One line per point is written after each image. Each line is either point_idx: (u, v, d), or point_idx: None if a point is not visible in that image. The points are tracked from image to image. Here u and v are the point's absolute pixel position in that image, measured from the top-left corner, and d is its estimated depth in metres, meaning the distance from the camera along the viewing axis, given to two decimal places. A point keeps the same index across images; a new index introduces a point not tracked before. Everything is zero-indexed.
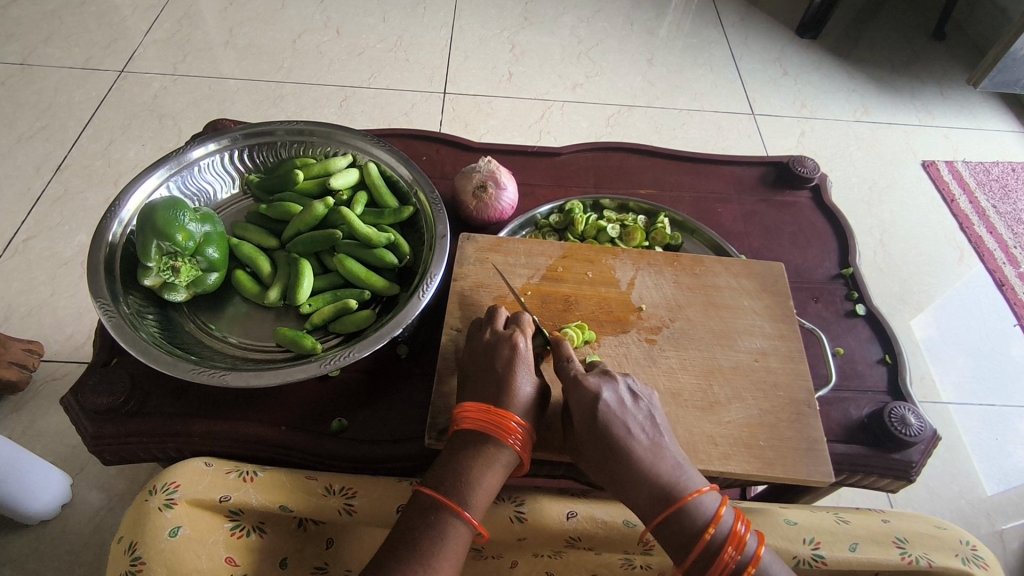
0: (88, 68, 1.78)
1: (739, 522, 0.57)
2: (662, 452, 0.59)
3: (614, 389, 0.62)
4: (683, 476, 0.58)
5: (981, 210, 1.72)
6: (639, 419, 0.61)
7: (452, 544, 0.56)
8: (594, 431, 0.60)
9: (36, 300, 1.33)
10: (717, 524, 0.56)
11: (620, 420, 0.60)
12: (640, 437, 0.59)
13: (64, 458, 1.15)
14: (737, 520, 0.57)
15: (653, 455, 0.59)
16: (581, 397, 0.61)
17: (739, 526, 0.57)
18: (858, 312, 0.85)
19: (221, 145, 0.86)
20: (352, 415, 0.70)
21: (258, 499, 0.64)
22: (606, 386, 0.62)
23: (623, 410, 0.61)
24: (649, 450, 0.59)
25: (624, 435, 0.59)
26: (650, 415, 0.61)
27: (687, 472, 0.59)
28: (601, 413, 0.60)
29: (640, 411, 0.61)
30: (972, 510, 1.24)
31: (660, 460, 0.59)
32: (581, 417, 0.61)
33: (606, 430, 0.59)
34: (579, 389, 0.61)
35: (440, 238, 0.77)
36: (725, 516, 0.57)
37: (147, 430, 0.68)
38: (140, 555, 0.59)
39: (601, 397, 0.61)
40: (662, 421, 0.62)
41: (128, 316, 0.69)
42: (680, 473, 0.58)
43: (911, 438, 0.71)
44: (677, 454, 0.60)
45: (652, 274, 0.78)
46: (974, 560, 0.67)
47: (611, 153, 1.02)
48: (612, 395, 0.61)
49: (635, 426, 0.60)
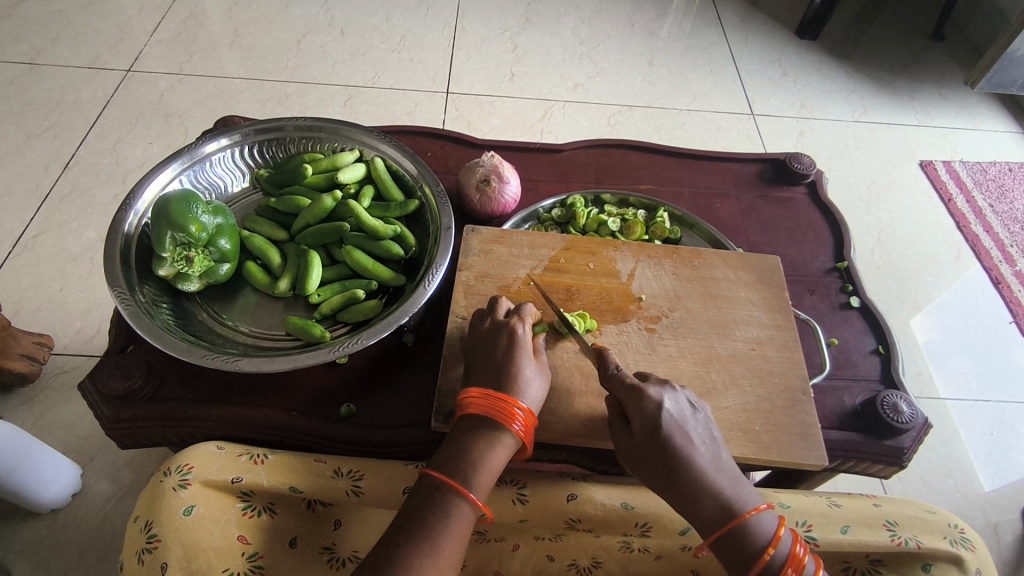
0: (96, 68, 1.81)
1: (797, 545, 0.60)
2: (721, 465, 0.61)
3: (675, 400, 0.62)
4: (740, 490, 0.60)
5: (978, 209, 1.74)
6: (699, 432, 0.62)
7: (456, 522, 0.58)
8: (660, 445, 0.60)
9: (46, 295, 1.36)
10: (777, 544, 0.59)
11: (682, 432, 0.61)
12: (703, 450, 0.61)
13: (74, 449, 1.17)
14: (795, 542, 0.60)
15: (715, 468, 0.60)
16: (644, 408, 0.61)
17: (798, 549, 0.59)
18: (853, 304, 0.87)
19: (232, 140, 0.89)
20: (360, 401, 0.72)
21: (268, 480, 0.66)
22: (666, 397, 0.62)
23: (686, 422, 0.61)
24: (710, 463, 0.60)
25: (689, 449, 0.60)
26: (707, 428, 0.62)
27: (742, 487, 0.61)
28: (667, 425, 0.60)
29: (699, 423, 0.62)
30: (967, 504, 1.26)
31: (719, 474, 0.60)
32: (643, 430, 0.61)
33: (673, 444, 0.60)
34: (640, 399, 0.61)
35: (445, 230, 0.79)
36: (784, 538, 0.60)
37: (161, 415, 0.70)
38: (156, 532, 0.61)
39: (664, 410, 0.61)
40: (715, 432, 0.63)
41: (143, 304, 0.71)
42: (737, 486, 0.60)
43: (903, 424, 0.73)
44: (731, 466, 0.62)
45: (651, 266, 0.81)
46: (962, 543, 0.69)
47: (612, 149, 1.04)
48: (674, 405, 0.62)
49: (697, 438, 0.61)
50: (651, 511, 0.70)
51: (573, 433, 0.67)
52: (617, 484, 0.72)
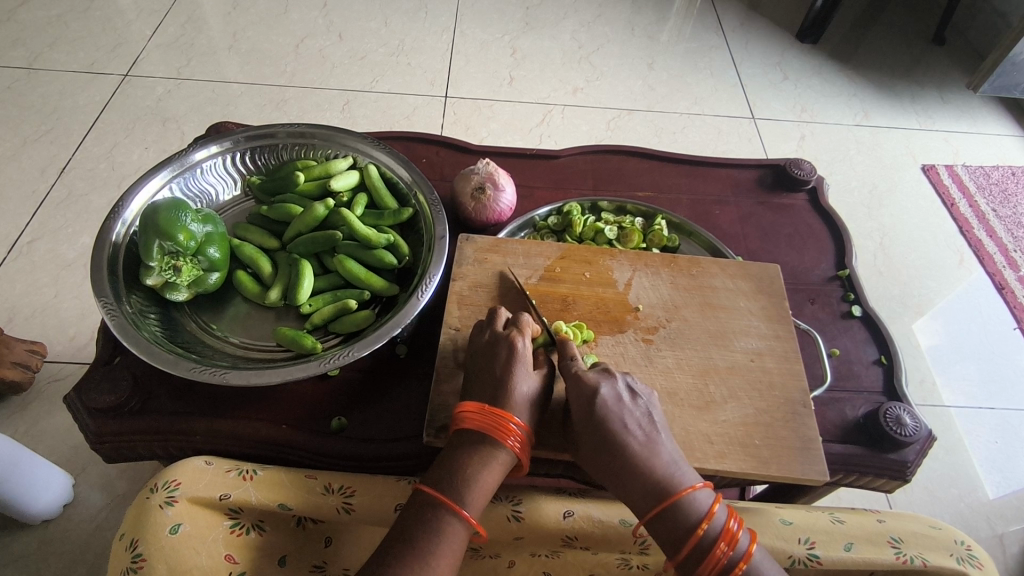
0: (93, 73, 1.80)
1: (732, 520, 0.58)
2: (655, 447, 0.60)
3: (613, 384, 0.63)
4: (677, 471, 0.59)
5: (981, 214, 1.72)
6: (636, 416, 0.61)
7: (449, 541, 0.57)
8: (593, 425, 0.61)
9: (40, 301, 1.35)
10: (710, 520, 0.57)
11: (615, 416, 0.61)
12: (636, 433, 0.60)
13: (67, 458, 1.16)
14: (729, 517, 0.58)
15: (648, 451, 0.60)
16: (578, 391, 0.62)
17: (731, 524, 0.57)
18: (854, 313, 0.85)
19: (223, 147, 0.87)
20: (352, 414, 0.71)
21: (257, 496, 0.65)
22: (603, 382, 0.62)
23: (620, 405, 0.61)
24: (643, 446, 0.60)
25: (620, 430, 0.60)
26: (647, 412, 0.62)
27: (681, 468, 0.60)
28: (597, 407, 0.61)
29: (637, 408, 0.62)
30: (972, 514, 1.24)
31: (653, 455, 0.59)
32: (578, 411, 0.62)
33: (603, 425, 0.60)
34: (576, 384, 0.63)
35: (439, 239, 0.78)
36: (718, 513, 0.58)
37: (148, 428, 0.68)
38: (142, 552, 0.59)
39: (598, 393, 0.61)
40: (659, 418, 0.63)
41: (130, 315, 0.70)
42: (674, 468, 0.59)
43: (907, 437, 0.72)
44: (673, 450, 0.61)
45: (648, 275, 0.79)
46: (969, 560, 0.68)
47: (610, 156, 1.03)
48: (610, 389, 0.62)
49: (631, 421, 0.61)
50: None
51: (568, 448, 0.65)
52: (614, 500, 0.71)
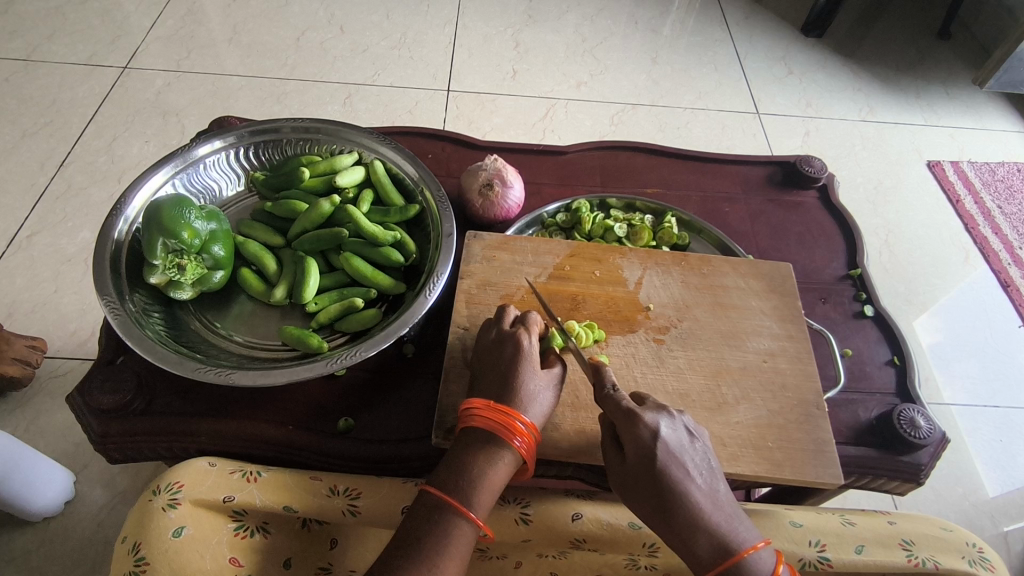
0: (91, 65, 1.78)
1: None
2: (717, 499, 0.58)
3: (672, 428, 0.60)
4: (738, 526, 0.58)
5: (986, 211, 1.71)
6: (696, 463, 0.59)
7: (456, 543, 0.56)
8: (652, 473, 0.57)
9: (40, 297, 1.33)
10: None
11: (679, 464, 0.58)
12: (698, 482, 0.58)
13: (68, 454, 1.15)
14: None
15: (711, 503, 0.58)
16: (636, 436, 0.58)
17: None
18: (866, 313, 0.84)
19: (226, 142, 0.86)
20: (358, 415, 0.70)
21: (262, 500, 0.64)
22: (662, 424, 0.59)
23: (682, 452, 0.59)
24: (706, 498, 0.58)
25: (685, 481, 0.57)
26: (706, 458, 0.60)
27: (741, 522, 0.58)
28: (660, 456, 0.57)
29: (697, 454, 0.59)
30: (976, 512, 1.24)
31: (717, 509, 0.58)
32: (637, 459, 0.58)
33: (667, 476, 0.57)
34: (635, 426, 0.58)
35: (447, 236, 0.76)
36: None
37: (152, 429, 0.67)
38: (145, 555, 0.58)
39: (660, 438, 0.58)
40: (715, 463, 0.61)
41: (133, 314, 0.69)
42: (734, 523, 0.58)
43: (921, 439, 0.71)
44: (730, 500, 0.59)
45: (659, 273, 0.78)
46: (981, 563, 0.67)
47: (618, 152, 1.02)
48: (670, 434, 0.59)
49: (693, 470, 0.58)
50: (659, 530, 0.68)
51: (579, 451, 0.64)
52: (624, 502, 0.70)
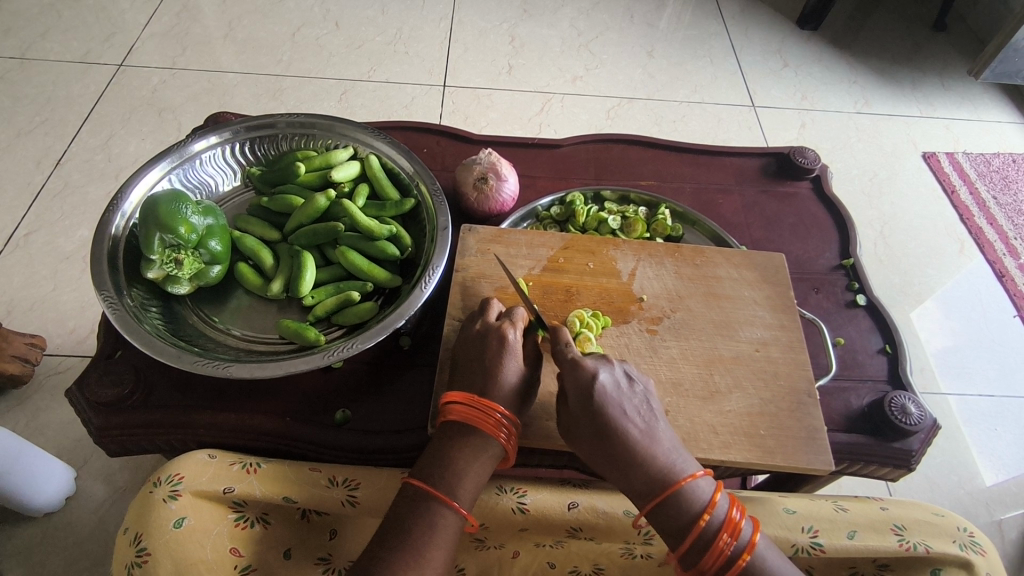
0: (87, 63, 1.78)
1: (734, 509, 0.58)
2: (655, 435, 0.59)
3: (611, 372, 0.62)
4: (677, 458, 0.59)
5: (981, 202, 1.71)
6: (635, 403, 0.61)
7: (441, 534, 0.56)
8: (592, 414, 0.59)
9: (38, 294, 1.34)
10: (713, 509, 0.57)
11: (617, 404, 0.60)
12: (634, 420, 0.60)
13: (68, 450, 1.16)
14: (732, 506, 0.58)
15: (648, 439, 0.59)
16: (578, 379, 0.61)
17: (734, 512, 0.57)
18: (859, 302, 0.85)
19: (222, 138, 0.86)
20: (356, 406, 0.70)
21: (262, 490, 0.64)
22: (603, 368, 0.62)
23: (620, 393, 0.61)
24: (646, 434, 0.59)
25: (622, 419, 0.59)
26: (645, 399, 0.62)
27: (680, 456, 0.59)
28: (598, 394, 0.60)
29: (636, 395, 0.61)
30: (971, 500, 1.25)
31: (654, 444, 0.59)
32: (577, 398, 0.60)
33: (604, 415, 0.59)
34: (576, 370, 0.61)
35: (442, 230, 0.77)
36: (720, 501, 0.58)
37: (151, 422, 0.68)
38: (146, 546, 0.59)
39: (599, 380, 0.60)
40: (655, 405, 0.62)
41: (131, 308, 0.69)
42: (674, 456, 0.59)
43: (911, 426, 0.72)
44: (669, 436, 0.60)
45: (652, 265, 0.79)
46: (971, 547, 0.67)
47: (612, 144, 1.02)
48: (609, 377, 0.61)
49: (630, 408, 0.60)
50: None
51: None
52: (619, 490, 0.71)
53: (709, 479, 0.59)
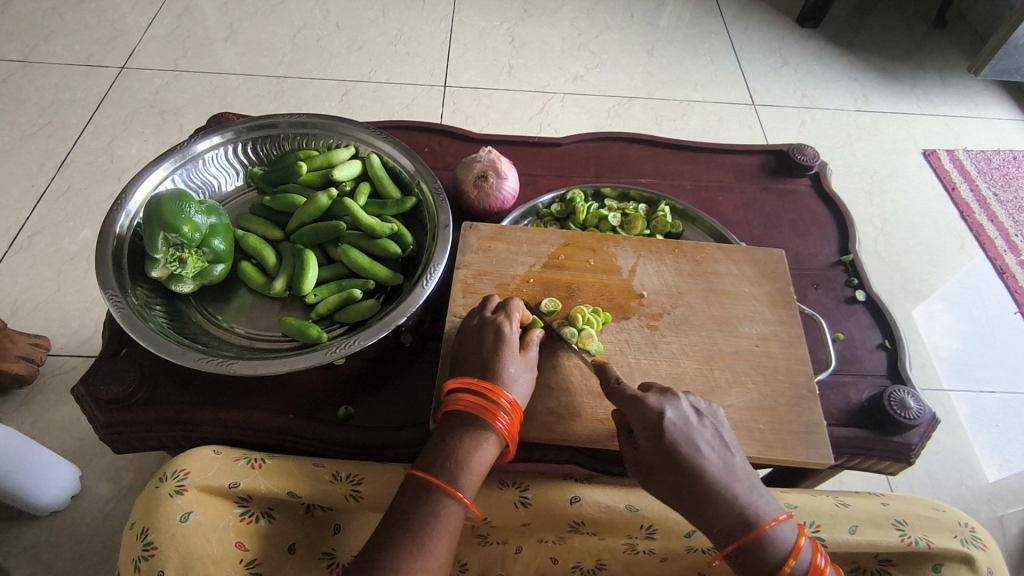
0: (89, 66, 1.79)
1: (818, 555, 0.60)
2: (734, 472, 0.60)
3: (679, 407, 0.62)
4: (756, 497, 0.60)
5: (982, 199, 1.72)
6: (708, 439, 0.61)
7: (442, 524, 0.57)
8: (664, 453, 0.60)
9: (43, 295, 1.35)
10: (796, 554, 0.59)
11: (690, 441, 0.60)
12: (712, 457, 0.60)
13: (73, 450, 1.16)
14: (816, 553, 0.60)
15: (727, 476, 0.60)
16: (644, 417, 0.61)
17: (818, 560, 0.59)
18: (858, 298, 0.86)
19: (224, 138, 0.87)
20: (359, 402, 0.71)
21: (266, 485, 0.65)
22: (670, 406, 0.62)
23: (693, 430, 0.61)
24: (722, 471, 0.60)
25: (698, 457, 0.60)
26: (717, 432, 0.62)
27: (760, 494, 0.60)
28: (671, 434, 0.60)
29: (707, 431, 0.62)
30: (973, 496, 1.25)
31: (733, 481, 0.60)
32: (649, 439, 0.60)
33: (679, 454, 0.59)
34: (643, 409, 0.61)
35: (443, 228, 0.77)
36: (803, 548, 0.60)
37: (155, 419, 0.69)
38: (153, 540, 0.60)
39: (668, 419, 0.60)
40: (727, 437, 0.63)
41: (136, 307, 0.70)
42: (753, 495, 0.60)
43: (911, 420, 0.72)
44: (746, 472, 0.61)
45: (652, 261, 0.79)
46: (973, 542, 0.68)
47: (612, 143, 1.03)
48: (678, 414, 0.61)
49: (705, 446, 0.61)
50: (657, 514, 0.69)
51: (569, 434, 0.65)
52: (621, 485, 0.71)
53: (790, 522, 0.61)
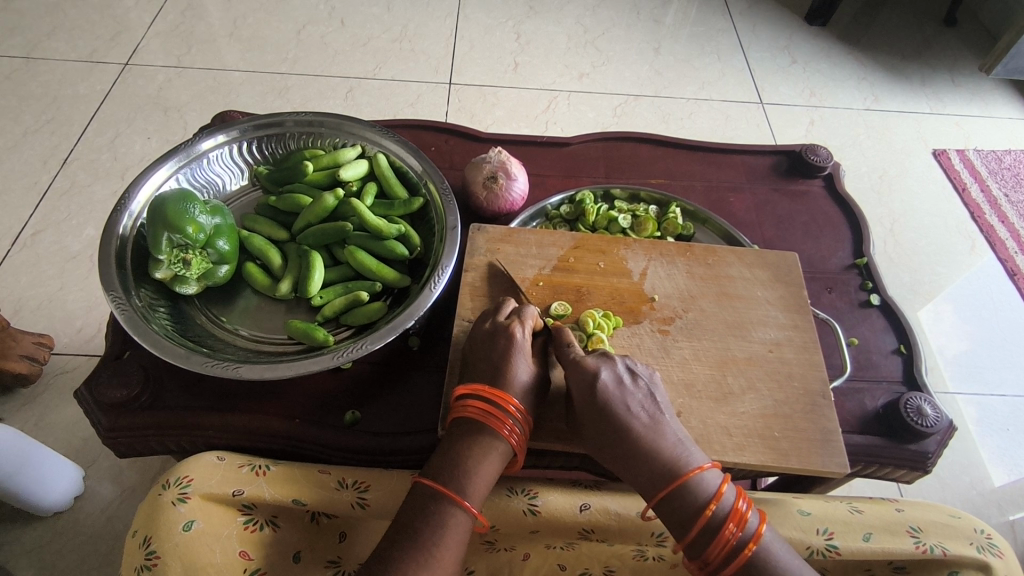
0: (93, 62, 1.77)
1: (741, 500, 0.58)
2: (661, 429, 0.60)
3: (613, 368, 0.63)
4: (684, 452, 0.60)
5: (993, 199, 1.70)
6: (640, 398, 0.62)
7: (451, 532, 0.56)
8: (594, 410, 0.61)
9: (46, 294, 1.34)
10: (720, 500, 0.58)
11: (618, 398, 0.61)
12: (640, 415, 0.61)
13: (76, 450, 1.16)
14: (738, 498, 0.58)
15: (655, 433, 0.60)
16: (578, 376, 0.62)
17: (741, 504, 0.57)
18: (873, 302, 0.84)
19: (230, 136, 0.86)
20: (366, 408, 0.70)
21: (271, 493, 0.64)
22: (603, 364, 0.63)
23: (623, 388, 0.62)
24: (650, 430, 0.60)
25: (625, 415, 0.60)
26: (650, 393, 0.62)
27: (688, 450, 0.60)
28: (600, 392, 0.61)
29: (640, 390, 0.62)
30: (983, 501, 1.24)
31: (660, 437, 0.60)
32: (581, 397, 0.62)
33: (606, 410, 0.60)
34: (576, 367, 0.62)
35: (451, 229, 0.76)
36: (727, 493, 0.58)
37: (159, 423, 0.68)
38: (155, 549, 0.59)
39: (599, 376, 0.61)
40: (662, 398, 0.63)
41: (140, 309, 0.69)
42: (680, 449, 0.60)
43: (928, 428, 0.71)
44: (676, 430, 0.61)
45: (663, 264, 0.78)
46: (989, 549, 0.67)
47: (621, 142, 1.01)
48: (611, 373, 0.62)
49: (635, 403, 0.61)
50: None
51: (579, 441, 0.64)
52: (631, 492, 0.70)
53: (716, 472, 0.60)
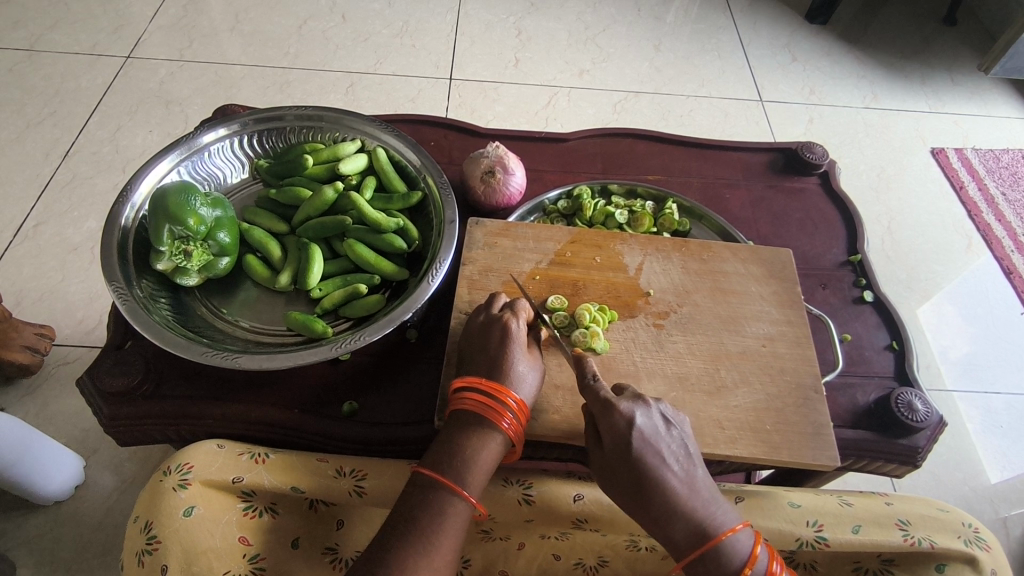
0: (95, 55, 1.78)
1: (774, 562, 0.58)
2: (695, 484, 0.59)
3: (647, 415, 0.61)
4: (716, 510, 0.59)
5: (990, 198, 1.70)
6: (675, 451, 0.60)
7: (450, 521, 0.57)
8: (628, 463, 0.59)
9: (47, 285, 1.35)
10: (754, 564, 0.58)
11: (655, 451, 0.59)
12: (675, 469, 0.59)
13: (77, 440, 1.17)
14: (772, 560, 0.59)
15: (688, 488, 0.59)
16: (613, 424, 0.60)
17: (775, 567, 0.58)
18: (866, 298, 0.85)
19: (231, 130, 0.87)
20: (363, 398, 0.71)
21: (270, 480, 0.65)
22: (638, 413, 0.60)
23: (658, 439, 0.60)
24: (683, 483, 0.59)
25: (661, 469, 0.59)
26: (683, 443, 0.61)
27: (719, 506, 0.59)
28: (636, 444, 0.59)
29: (674, 440, 0.61)
30: (976, 497, 1.25)
31: (694, 494, 0.59)
32: (614, 447, 0.60)
33: (641, 463, 0.58)
34: (611, 415, 0.60)
35: (448, 223, 0.77)
36: (759, 555, 0.58)
37: (160, 412, 0.69)
38: (156, 534, 0.60)
39: (635, 427, 0.59)
40: (693, 448, 0.62)
41: (141, 300, 0.70)
42: (712, 507, 0.59)
43: (918, 423, 0.72)
44: (708, 484, 0.60)
45: (659, 259, 0.79)
46: (976, 543, 0.68)
47: (619, 139, 1.02)
48: (646, 421, 0.60)
49: (670, 457, 0.60)
50: None
51: (573, 433, 0.65)
52: None
53: (746, 531, 0.59)
